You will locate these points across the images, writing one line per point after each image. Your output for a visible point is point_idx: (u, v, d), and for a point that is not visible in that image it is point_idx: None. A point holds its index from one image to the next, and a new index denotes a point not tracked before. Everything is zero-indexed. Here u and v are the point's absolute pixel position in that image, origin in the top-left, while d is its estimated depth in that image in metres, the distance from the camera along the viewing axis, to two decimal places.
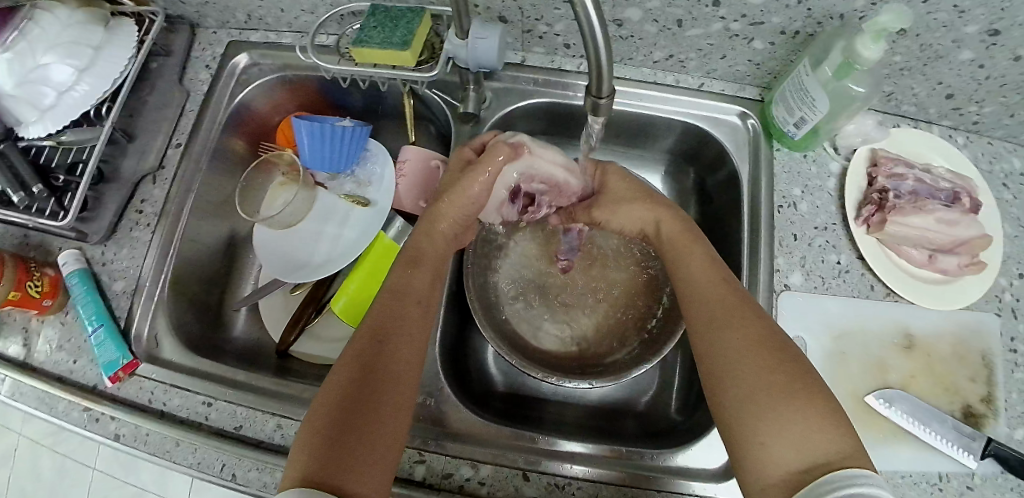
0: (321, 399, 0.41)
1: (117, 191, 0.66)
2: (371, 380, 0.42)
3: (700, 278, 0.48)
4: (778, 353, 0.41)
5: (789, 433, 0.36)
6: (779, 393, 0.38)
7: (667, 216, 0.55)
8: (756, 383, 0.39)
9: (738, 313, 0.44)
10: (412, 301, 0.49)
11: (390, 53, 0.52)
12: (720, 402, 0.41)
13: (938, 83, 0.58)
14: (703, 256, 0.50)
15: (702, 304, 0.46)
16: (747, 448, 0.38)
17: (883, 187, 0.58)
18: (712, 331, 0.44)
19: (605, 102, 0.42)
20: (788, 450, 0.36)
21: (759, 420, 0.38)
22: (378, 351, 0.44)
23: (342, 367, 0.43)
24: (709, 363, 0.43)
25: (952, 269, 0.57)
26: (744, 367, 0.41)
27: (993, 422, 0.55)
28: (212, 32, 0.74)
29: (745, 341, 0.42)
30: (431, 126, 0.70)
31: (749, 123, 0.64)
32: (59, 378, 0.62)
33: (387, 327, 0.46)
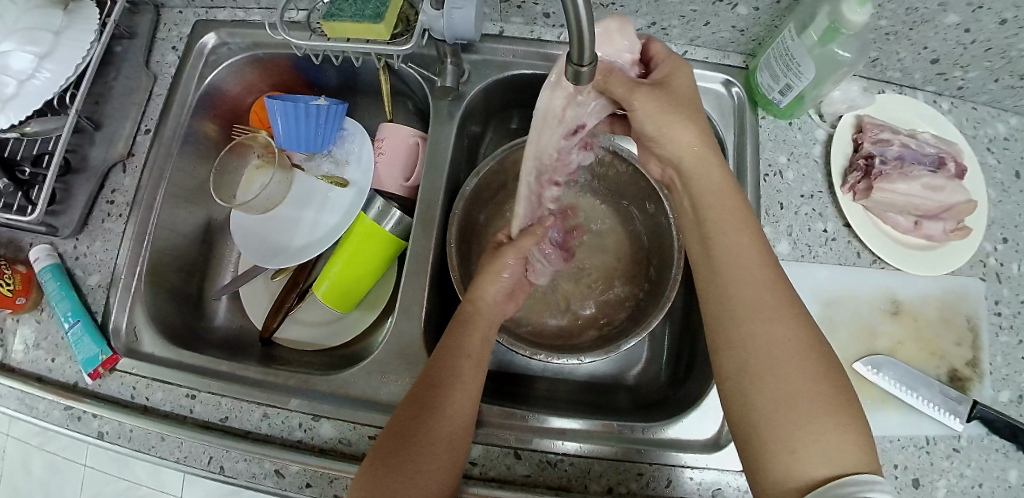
0: (378, 442, 0.44)
1: (87, 182, 0.63)
2: (426, 410, 0.44)
3: (746, 259, 0.45)
4: (823, 359, 0.41)
5: (827, 445, 0.37)
6: (823, 405, 0.39)
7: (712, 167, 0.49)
8: (802, 389, 0.39)
9: (788, 310, 0.42)
10: (468, 357, 0.48)
11: (364, 27, 0.50)
12: (750, 398, 0.40)
13: (923, 48, 0.58)
14: (750, 235, 0.46)
15: (745, 291, 0.44)
16: (777, 448, 0.38)
17: (869, 153, 0.58)
18: (759, 323, 0.42)
19: (587, 69, 0.40)
20: (823, 460, 0.37)
21: (797, 426, 0.38)
22: (432, 405, 0.45)
23: (406, 393, 0.47)
24: (746, 355, 0.42)
25: (938, 235, 0.57)
26: (788, 369, 0.40)
27: (978, 385, 0.55)
28: (179, 12, 0.71)
29: (793, 341, 0.41)
30: (409, 101, 0.69)
31: (733, 92, 0.63)
32: (38, 377, 0.60)
33: (443, 378, 0.46)
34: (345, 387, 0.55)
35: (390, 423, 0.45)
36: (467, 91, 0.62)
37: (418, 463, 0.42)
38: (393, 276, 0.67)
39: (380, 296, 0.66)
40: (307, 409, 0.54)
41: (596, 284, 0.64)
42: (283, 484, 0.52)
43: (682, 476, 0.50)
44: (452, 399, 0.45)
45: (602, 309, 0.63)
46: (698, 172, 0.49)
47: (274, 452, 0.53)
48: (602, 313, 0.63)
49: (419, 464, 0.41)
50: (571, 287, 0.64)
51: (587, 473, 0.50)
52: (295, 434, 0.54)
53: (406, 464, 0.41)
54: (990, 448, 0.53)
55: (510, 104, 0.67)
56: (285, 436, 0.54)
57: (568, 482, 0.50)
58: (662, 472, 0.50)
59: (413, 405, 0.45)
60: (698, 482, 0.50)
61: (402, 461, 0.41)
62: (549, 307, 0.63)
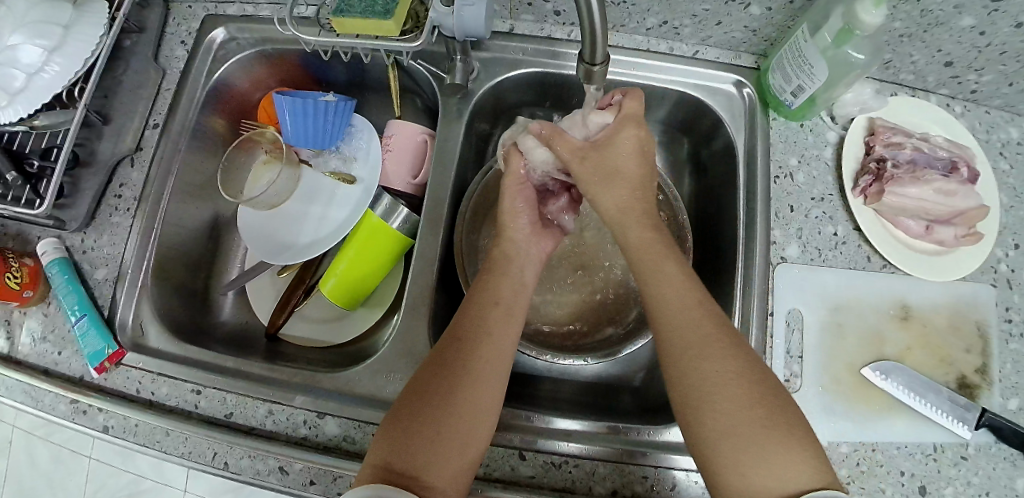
0: (403, 397, 0.44)
1: (95, 176, 0.63)
2: (447, 386, 0.43)
3: (673, 296, 0.45)
4: (757, 384, 0.41)
5: (773, 468, 0.37)
6: (765, 428, 0.39)
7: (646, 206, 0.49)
8: (739, 415, 0.39)
9: (716, 338, 0.42)
10: (495, 305, 0.49)
11: (373, 23, 0.50)
12: (697, 433, 0.41)
13: (937, 50, 0.57)
14: (673, 267, 0.46)
15: (674, 329, 0.43)
16: (726, 475, 0.39)
17: (881, 156, 0.57)
18: (687, 359, 0.42)
19: (598, 69, 0.39)
20: (772, 483, 0.37)
21: (743, 454, 0.38)
22: (458, 357, 0.45)
23: (425, 366, 0.45)
24: (684, 392, 0.42)
25: (949, 240, 0.56)
26: (723, 399, 0.40)
27: (987, 392, 0.55)
28: (188, 6, 0.71)
29: (725, 373, 0.41)
30: (418, 99, 0.68)
31: (745, 92, 0.62)
32: (45, 370, 0.60)
33: (468, 331, 0.46)
34: (350, 385, 0.55)
35: (406, 398, 0.43)
36: (476, 89, 0.61)
37: (447, 417, 0.42)
38: (399, 275, 0.66)
39: (386, 294, 0.66)
40: (312, 406, 0.54)
41: (602, 285, 0.64)
42: (287, 482, 0.52)
43: (688, 479, 0.50)
44: (477, 373, 0.44)
45: (609, 311, 0.63)
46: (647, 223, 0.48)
47: (279, 449, 0.53)
48: (608, 314, 0.63)
49: (436, 448, 0.41)
50: (578, 287, 0.64)
51: (592, 475, 0.50)
52: (299, 431, 0.54)
53: (433, 418, 0.42)
54: (998, 456, 0.53)
55: (518, 102, 0.66)
56: (289, 433, 0.54)
57: (572, 483, 0.50)
58: (667, 475, 0.50)
59: (438, 359, 0.45)
60: (704, 485, 0.50)
61: (427, 419, 0.42)
62: (555, 307, 0.63)
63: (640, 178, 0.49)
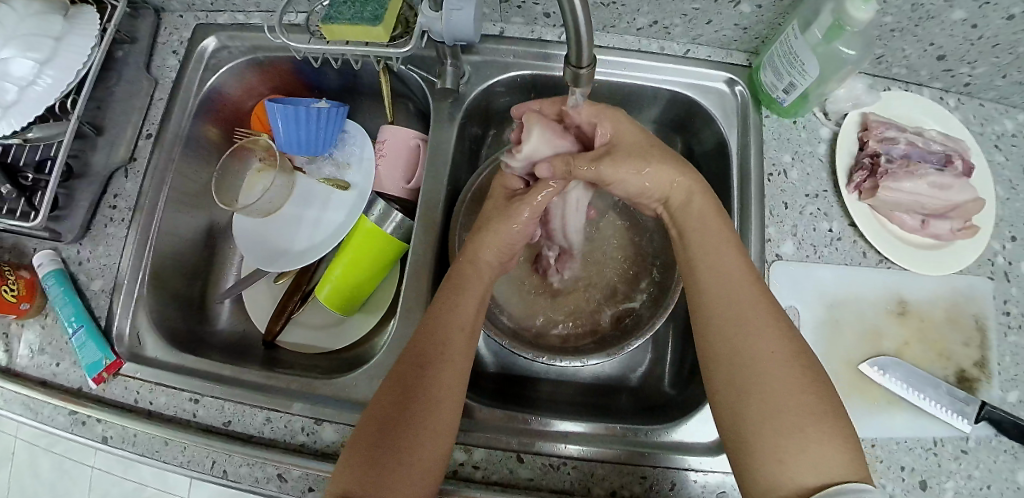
0: (360, 429, 0.43)
1: (90, 187, 0.63)
2: (409, 414, 0.42)
3: (733, 274, 0.45)
4: (807, 369, 0.41)
5: (812, 454, 0.37)
6: (810, 413, 0.39)
7: (699, 191, 0.50)
8: (786, 398, 0.39)
9: (771, 320, 0.43)
10: (458, 328, 0.48)
11: (363, 29, 0.50)
12: (739, 412, 0.41)
13: (929, 44, 0.57)
14: (732, 247, 0.47)
15: (731, 305, 0.44)
16: (764, 460, 0.38)
17: (874, 151, 0.57)
18: (743, 334, 0.43)
19: (586, 71, 0.40)
20: (811, 469, 0.37)
21: (785, 437, 0.38)
22: (416, 389, 0.44)
23: (385, 390, 0.44)
24: (733, 370, 0.42)
25: (945, 234, 0.56)
26: (774, 380, 0.40)
27: (987, 386, 0.54)
28: (179, 16, 0.71)
29: (777, 352, 0.41)
30: (410, 103, 0.68)
31: (737, 90, 0.62)
32: (43, 382, 0.60)
33: (426, 355, 0.45)
34: (348, 391, 0.55)
35: (370, 424, 0.42)
36: (467, 92, 0.61)
37: (404, 449, 0.41)
38: (395, 279, 0.66)
39: (383, 299, 0.66)
40: (310, 413, 0.54)
41: (597, 285, 0.64)
42: (286, 488, 0.52)
43: (686, 478, 0.50)
44: (436, 400, 0.43)
45: (604, 313, 0.63)
46: (679, 202, 0.51)
47: (277, 456, 0.53)
48: (605, 313, 0.63)
49: (402, 474, 0.40)
50: (574, 288, 0.64)
51: (590, 477, 0.50)
52: (298, 438, 0.54)
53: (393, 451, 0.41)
54: (998, 450, 0.53)
55: (510, 105, 0.66)
56: (288, 440, 0.54)
57: (571, 485, 0.50)
58: (666, 475, 0.50)
59: (397, 386, 0.44)
60: (704, 484, 0.50)
61: (389, 450, 0.41)
62: (552, 309, 0.63)
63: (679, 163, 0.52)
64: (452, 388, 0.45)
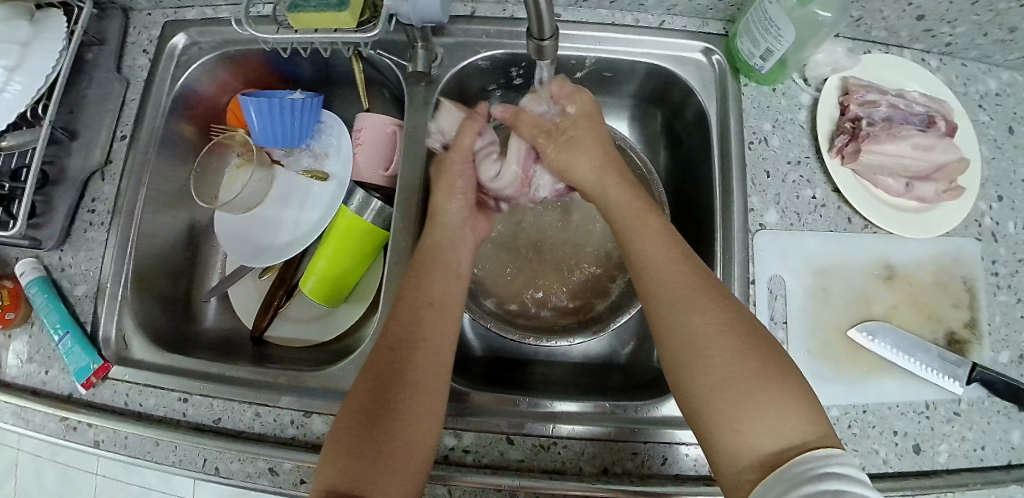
0: (339, 421, 0.42)
1: (67, 193, 0.63)
2: (391, 393, 0.43)
3: (662, 257, 0.46)
4: (749, 337, 0.40)
5: (765, 420, 0.36)
6: (756, 379, 0.38)
7: (626, 185, 0.52)
8: (730, 369, 0.39)
9: (702, 295, 0.43)
10: (427, 304, 0.49)
11: (329, 16, 0.49)
12: (690, 387, 0.40)
13: (908, 4, 0.56)
14: (658, 225, 0.48)
15: (665, 284, 0.44)
16: (721, 433, 0.38)
17: (856, 116, 0.56)
18: (678, 314, 0.42)
19: (549, 43, 0.39)
20: (766, 434, 0.36)
21: (734, 406, 0.38)
22: (400, 361, 0.45)
23: (363, 375, 0.44)
24: (676, 346, 0.42)
25: (930, 196, 0.56)
26: (714, 352, 0.40)
27: (977, 347, 0.54)
28: (147, 14, 0.69)
29: (711, 323, 0.41)
30: (385, 89, 0.67)
31: (714, 60, 0.61)
32: (33, 390, 0.60)
33: (399, 339, 0.46)
34: (336, 382, 0.55)
35: (352, 410, 0.42)
36: (440, 75, 0.60)
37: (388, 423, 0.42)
38: (380, 269, 0.66)
39: (369, 287, 0.66)
40: (298, 406, 0.54)
41: (581, 266, 0.64)
42: (278, 482, 0.52)
43: (677, 452, 0.50)
44: (417, 378, 0.44)
45: (586, 292, 0.63)
46: (600, 193, 0.53)
47: (268, 451, 0.53)
48: (588, 290, 0.63)
49: (394, 455, 0.40)
50: (557, 267, 0.64)
51: (581, 455, 0.50)
52: (287, 432, 0.54)
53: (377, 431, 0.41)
54: (991, 410, 0.53)
55: (487, 86, 0.65)
56: (278, 434, 0.54)
57: (562, 464, 0.50)
58: (657, 450, 0.50)
59: (373, 370, 0.44)
60: (695, 458, 0.49)
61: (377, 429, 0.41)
62: (537, 291, 0.63)
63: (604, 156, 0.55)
64: (432, 362, 0.46)
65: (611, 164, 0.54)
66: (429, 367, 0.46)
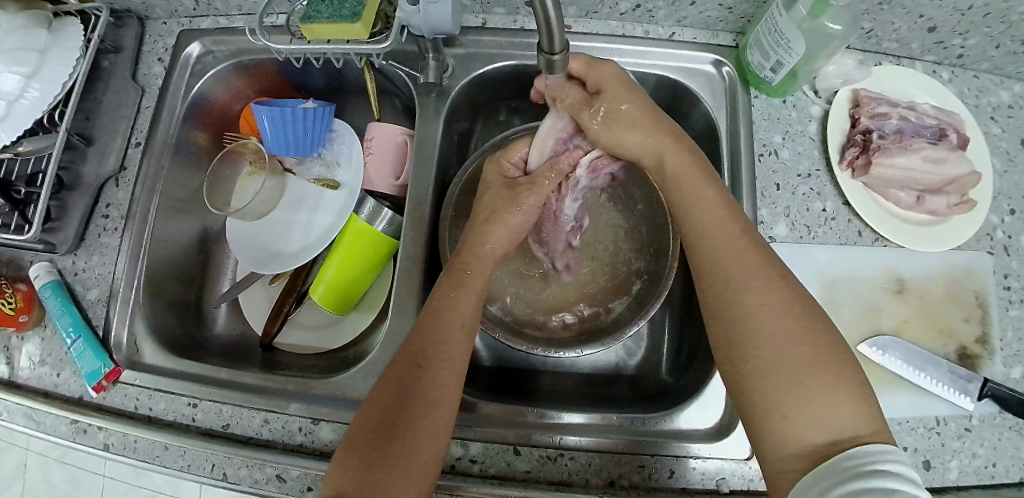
0: (355, 427, 0.43)
1: (81, 198, 0.63)
2: (401, 413, 0.42)
3: (721, 236, 0.45)
4: (805, 321, 0.40)
5: (815, 410, 0.36)
6: (809, 365, 0.38)
7: (680, 155, 0.51)
8: (783, 352, 0.39)
9: (759, 275, 0.42)
10: (457, 326, 0.48)
11: (342, 27, 0.50)
12: (741, 370, 0.40)
13: (919, 16, 0.56)
14: (719, 201, 0.47)
15: (723, 262, 0.44)
16: (768, 419, 0.38)
17: (867, 128, 0.56)
18: (734, 292, 0.42)
19: (559, 58, 0.39)
20: (816, 425, 0.36)
21: (785, 393, 0.38)
22: (419, 380, 0.44)
23: (382, 387, 0.44)
24: (728, 325, 0.42)
25: (942, 210, 0.55)
26: (769, 335, 0.40)
27: (989, 362, 0.54)
28: (162, 23, 0.71)
29: (764, 302, 0.41)
30: (396, 100, 0.68)
31: (724, 72, 0.61)
32: (44, 393, 0.61)
33: (424, 354, 0.45)
34: (344, 389, 0.55)
35: (366, 422, 0.43)
36: (451, 86, 0.61)
37: (398, 449, 0.41)
38: (389, 277, 0.66)
39: (377, 296, 0.66)
40: (306, 413, 0.54)
41: (592, 276, 0.64)
42: (285, 489, 0.52)
43: (685, 465, 0.50)
44: (434, 402, 0.43)
45: (596, 301, 0.63)
46: (653, 162, 0.52)
47: (276, 457, 0.53)
48: (596, 300, 0.63)
49: (395, 477, 0.40)
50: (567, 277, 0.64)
51: (588, 467, 0.50)
52: (295, 438, 0.54)
53: (382, 450, 0.41)
54: (1003, 426, 0.52)
55: (496, 97, 0.66)
56: (286, 441, 0.54)
57: (569, 476, 0.50)
58: (665, 463, 0.50)
59: (393, 384, 0.44)
60: (702, 471, 0.49)
61: (383, 448, 0.41)
62: (547, 301, 0.63)
63: (653, 120, 0.52)
64: (450, 386, 0.45)
65: (666, 132, 0.52)
66: (447, 394, 0.45)
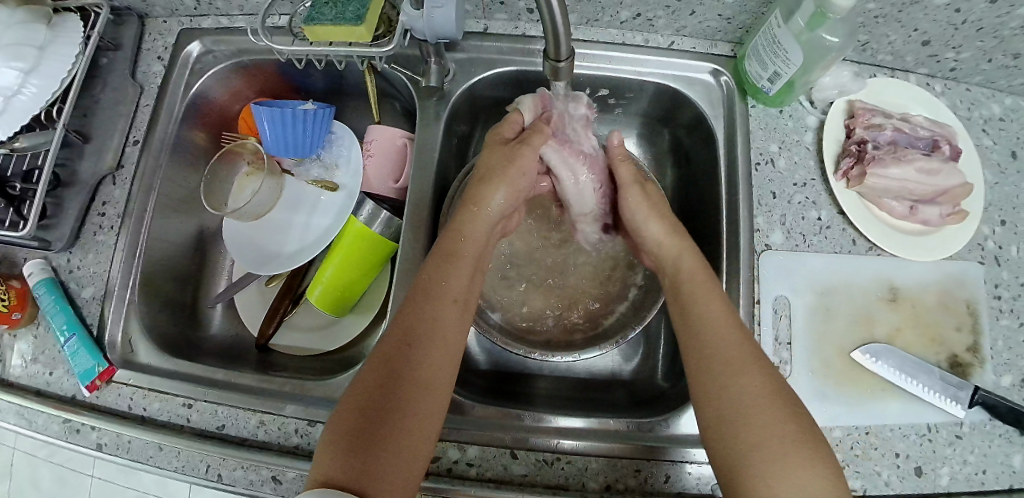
0: (342, 408, 0.42)
1: (77, 196, 0.63)
2: (394, 393, 0.42)
3: (717, 321, 0.46)
4: (792, 408, 0.41)
5: (800, 482, 0.37)
6: (794, 444, 0.39)
7: (688, 251, 0.52)
8: (772, 429, 0.39)
9: (752, 362, 0.43)
10: (450, 301, 0.48)
11: (345, 29, 0.50)
12: (728, 442, 0.40)
13: (914, 29, 0.57)
14: (716, 295, 0.48)
15: (717, 346, 0.44)
16: (752, 488, 0.38)
17: (862, 139, 0.57)
18: (727, 376, 0.43)
19: (564, 65, 0.40)
20: (800, 495, 0.37)
21: (772, 465, 0.38)
22: (411, 359, 0.44)
23: (371, 366, 0.43)
24: (719, 406, 0.42)
25: (935, 220, 0.56)
26: (759, 416, 0.40)
27: (979, 370, 0.55)
28: (162, 22, 0.70)
29: (759, 391, 0.41)
30: (397, 103, 0.68)
31: (722, 81, 0.62)
32: (37, 391, 0.60)
33: (416, 332, 0.45)
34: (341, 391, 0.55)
35: (354, 403, 0.41)
36: (453, 90, 0.61)
37: (393, 432, 0.40)
38: (387, 279, 0.66)
39: (375, 298, 0.66)
40: (303, 415, 0.54)
41: (590, 281, 0.64)
42: (281, 491, 0.52)
43: (680, 469, 0.50)
44: (425, 382, 0.44)
45: (594, 305, 0.64)
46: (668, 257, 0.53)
47: (272, 459, 0.53)
48: (592, 305, 0.64)
49: (388, 460, 0.39)
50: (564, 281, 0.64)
51: (584, 471, 0.50)
52: (291, 440, 0.54)
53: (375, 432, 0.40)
54: (993, 434, 0.53)
55: (497, 102, 0.66)
56: (282, 443, 0.54)
57: (565, 480, 0.50)
58: (660, 467, 0.50)
59: (382, 365, 0.43)
60: (697, 476, 0.50)
61: (376, 430, 0.40)
62: (544, 304, 0.64)
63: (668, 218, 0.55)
64: (442, 365, 0.45)
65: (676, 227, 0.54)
66: (438, 374, 0.45)
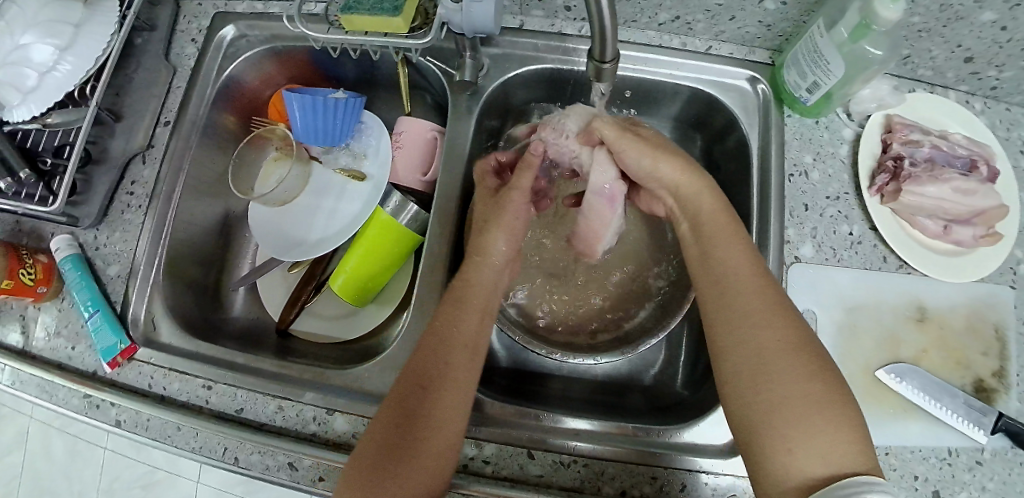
0: (363, 446, 0.43)
1: (107, 174, 0.64)
2: (409, 433, 0.43)
3: (741, 270, 0.45)
4: (817, 362, 0.40)
5: (819, 446, 0.37)
6: (818, 404, 0.38)
7: (712, 197, 0.49)
8: (795, 388, 0.39)
9: (776, 313, 0.42)
10: (460, 345, 0.48)
11: (381, 20, 0.50)
12: (746, 399, 0.40)
13: (958, 46, 0.56)
14: (739, 240, 0.46)
15: (741, 297, 0.43)
16: (770, 449, 0.38)
17: (898, 154, 0.56)
18: (750, 327, 0.42)
19: (608, 65, 0.40)
20: (819, 459, 0.37)
21: (792, 426, 0.38)
22: (426, 400, 0.44)
23: (387, 406, 0.44)
24: (741, 358, 0.41)
25: (968, 240, 0.55)
26: (781, 371, 0.39)
27: (1005, 397, 0.54)
28: (197, 4, 0.71)
29: (780, 343, 0.40)
30: (427, 95, 0.68)
31: (759, 89, 0.61)
32: (59, 364, 0.61)
33: (428, 375, 0.46)
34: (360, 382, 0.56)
35: (372, 441, 0.43)
36: (485, 86, 0.61)
37: (407, 468, 0.41)
38: (408, 271, 0.66)
39: (396, 290, 0.66)
40: (322, 403, 0.55)
41: (612, 284, 0.64)
42: (296, 477, 0.52)
43: (697, 479, 0.49)
44: (440, 422, 0.44)
45: (614, 308, 0.63)
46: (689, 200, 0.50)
47: (288, 446, 0.53)
48: (613, 308, 0.63)
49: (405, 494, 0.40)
50: (587, 283, 0.64)
51: (600, 475, 0.50)
52: (308, 428, 0.54)
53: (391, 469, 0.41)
54: (1015, 462, 0.52)
55: (528, 99, 0.66)
56: (299, 430, 0.54)
57: (581, 483, 0.50)
58: (677, 476, 0.50)
59: (397, 404, 0.44)
60: (714, 487, 0.49)
61: (392, 468, 0.41)
62: (566, 306, 0.63)
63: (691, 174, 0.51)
64: (456, 401, 0.45)
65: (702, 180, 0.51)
66: (452, 415, 0.45)
